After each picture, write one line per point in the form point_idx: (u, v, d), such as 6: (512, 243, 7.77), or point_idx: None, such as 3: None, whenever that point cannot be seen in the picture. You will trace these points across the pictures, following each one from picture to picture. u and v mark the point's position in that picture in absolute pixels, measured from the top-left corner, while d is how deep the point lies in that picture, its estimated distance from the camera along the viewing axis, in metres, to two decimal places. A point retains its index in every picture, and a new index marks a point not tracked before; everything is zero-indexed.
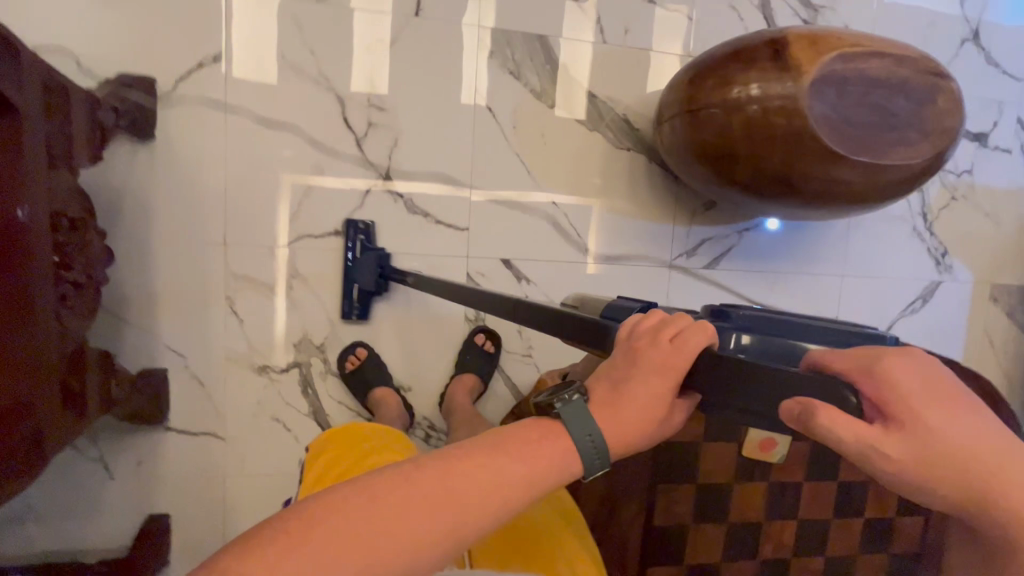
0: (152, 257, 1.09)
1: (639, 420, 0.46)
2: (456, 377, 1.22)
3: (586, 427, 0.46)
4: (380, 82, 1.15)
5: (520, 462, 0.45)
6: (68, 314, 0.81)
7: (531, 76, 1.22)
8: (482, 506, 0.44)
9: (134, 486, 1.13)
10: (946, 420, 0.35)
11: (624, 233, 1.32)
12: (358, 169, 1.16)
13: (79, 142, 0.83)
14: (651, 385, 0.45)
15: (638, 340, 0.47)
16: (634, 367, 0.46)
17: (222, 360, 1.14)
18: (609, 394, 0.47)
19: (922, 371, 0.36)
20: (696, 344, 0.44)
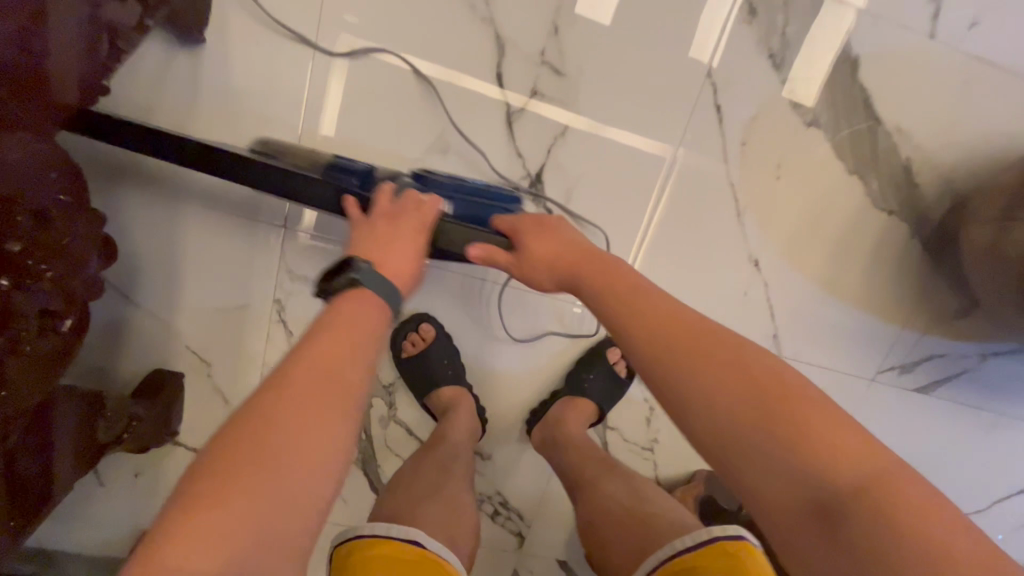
0: (185, 220, 0.76)
1: (409, 269, 0.55)
2: (566, 397, 0.88)
3: (383, 283, 0.50)
4: (566, 27, 0.73)
5: (360, 327, 0.45)
6: (27, 370, 0.48)
7: (798, 67, 0.76)
8: (357, 367, 0.42)
9: (128, 497, 0.88)
10: (541, 243, 0.58)
11: (834, 328, 0.91)
12: (500, 157, 0.76)
13: (63, 60, 0.45)
14: (406, 239, 0.55)
15: (376, 211, 0.57)
16: (391, 232, 0.56)
17: (257, 375, 0.83)
18: (375, 255, 0.53)
19: (532, 216, 0.60)
20: (432, 212, 0.58)
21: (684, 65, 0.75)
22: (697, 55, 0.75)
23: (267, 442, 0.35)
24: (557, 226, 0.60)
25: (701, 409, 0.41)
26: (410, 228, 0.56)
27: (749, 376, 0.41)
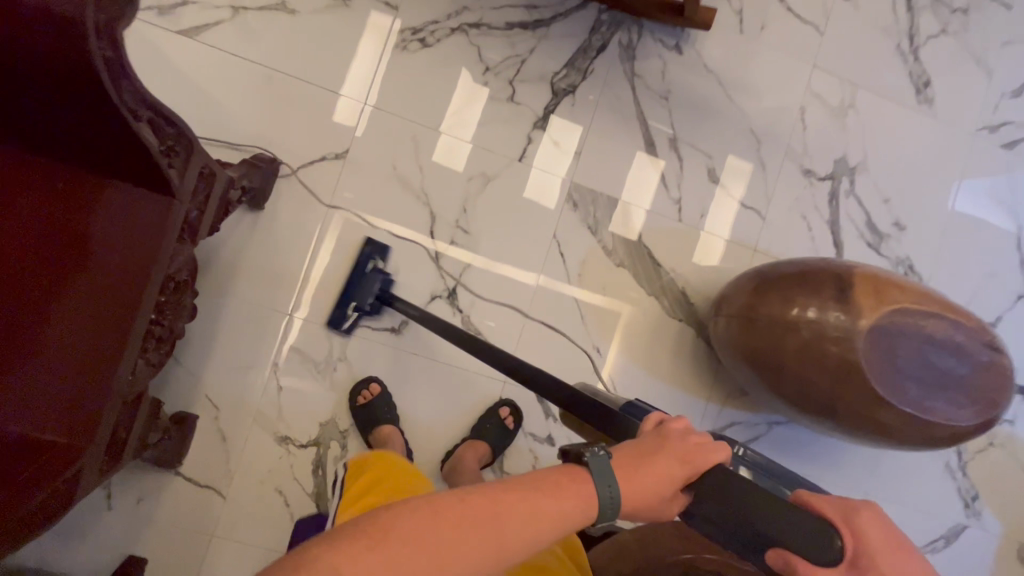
0: (222, 310, 1.18)
1: (651, 501, 0.51)
2: (469, 441, 1.23)
3: (607, 478, 0.51)
4: (471, 208, 1.27)
5: (557, 503, 0.50)
6: (143, 368, 0.88)
7: (607, 233, 1.32)
8: (528, 535, 0.48)
9: (127, 521, 1.14)
10: (901, 571, 0.42)
11: (658, 398, 1.33)
12: (429, 278, 1.25)
13: (210, 216, 0.95)
14: (668, 468, 0.52)
15: (667, 434, 0.55)
16: (659, 448, 0.53)
17: (250, 420, 1.18)
18: (631, 458, 0.53)
19: (883, 526, 0.44)
20: (713, 460, 0.52)
21: (540, 230, 1.29)
22: (547, 224, 1.30)
23: (431, 543, 0.45)
24: (903, 536, 0.45)
25: None
26: (682, 454, 0.52)
27: None
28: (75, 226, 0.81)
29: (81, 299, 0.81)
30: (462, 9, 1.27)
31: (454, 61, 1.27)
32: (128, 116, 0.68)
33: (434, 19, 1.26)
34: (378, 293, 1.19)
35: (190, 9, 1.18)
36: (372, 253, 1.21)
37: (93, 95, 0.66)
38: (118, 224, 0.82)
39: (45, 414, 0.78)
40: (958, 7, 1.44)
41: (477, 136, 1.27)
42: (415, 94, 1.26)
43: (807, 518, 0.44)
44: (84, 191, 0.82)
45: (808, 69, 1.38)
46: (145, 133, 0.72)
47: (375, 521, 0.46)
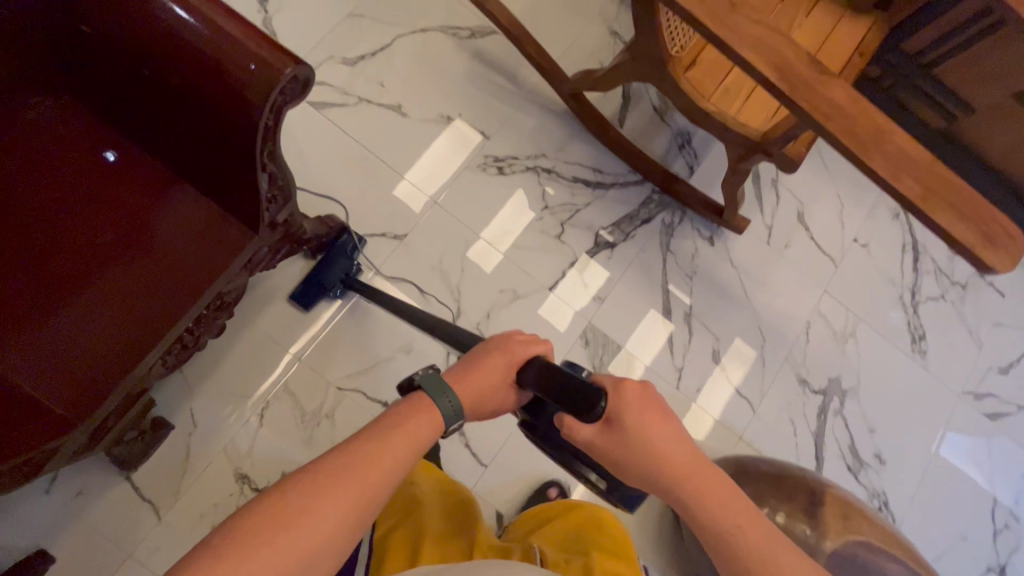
0: (241, 334, 1.25)
1: (492, 397, 0.69)
2: None
3: (444, 392, 0.67)
4: (494, 317, 1.37)
5: (407, 426, 0.63)
6: (158, 367, 0.94)
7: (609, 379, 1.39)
8: (396, 452, 0.61)
9: (56, 511, 1.11)
10: (646, 423, 0.65)
11: None
12: (437, 367, 1.32)
13: (275, 254, 1.06)
14: (497, 366, 0.70)
15: (497, 343, 0.73)
16: (485, 358, 0.71)
17: (220, 447, 1.19)
18: (462, 370, 0.70)
19: (641, 393, 0.66)
20: (528, 355, 0.71)
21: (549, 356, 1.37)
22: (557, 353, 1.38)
23: (317, 497, 0.55)
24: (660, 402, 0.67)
25: (693, 504, 0.64)
26: (504, 362, 0.71)
27: (702, 495, 0.65)
28: (162, 228, 0.92)
29: (139, 291, 0.89)
30: (540, 154, 1.49)
31: (520, 191, 1.46)
32: (257, 165, 0.84)
33: (514, 155, 1.48)
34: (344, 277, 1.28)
35: (323, 88, 1.41)
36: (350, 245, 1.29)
37: (240, 145, 0.81)
38: (189, 236, 0.93)
39: (59, 384, 0.83)
40: (958, 281, 1.63)
41: (520, 257, 1.42)
42: (478, 207, 1.43)
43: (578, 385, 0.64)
44: (183, 205, 0.95)
45: (818, 292, 1.54)
46: (262, 181, 0.87)
47: (238, 524, 0.52)
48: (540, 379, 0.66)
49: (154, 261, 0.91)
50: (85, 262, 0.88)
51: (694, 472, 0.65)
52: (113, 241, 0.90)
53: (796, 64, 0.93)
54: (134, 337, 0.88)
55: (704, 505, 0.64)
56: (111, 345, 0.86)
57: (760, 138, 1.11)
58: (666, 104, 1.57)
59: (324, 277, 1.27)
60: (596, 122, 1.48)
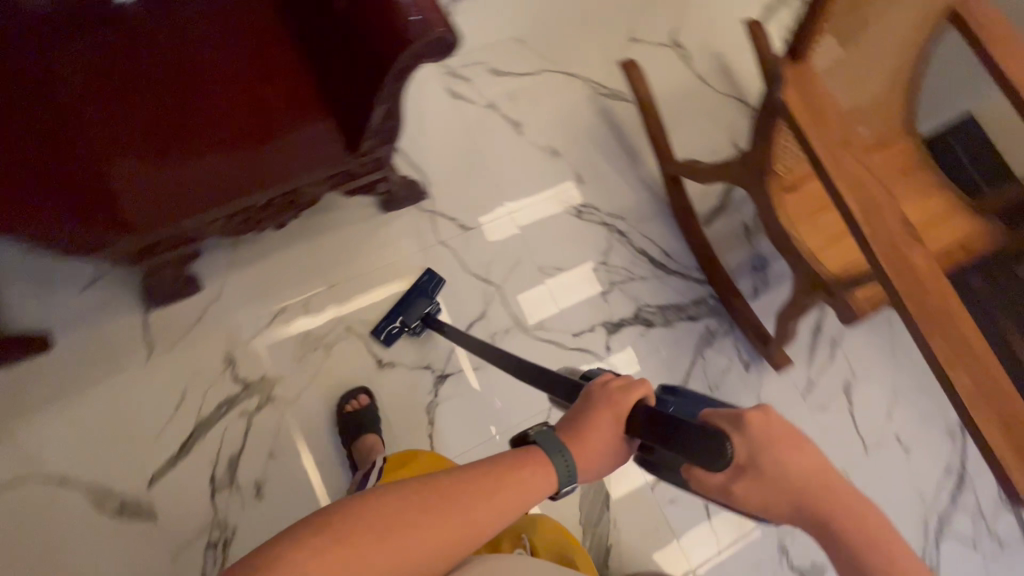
0: (294, 241, 1.36)
1: (603, 456, 0.69)
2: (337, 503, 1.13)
3: (560, 448, 0.67)
4: (511, 334, 1.40)
5: (523, 472, 0.64)
6: (218, 225, 1.06)
7: None
8: (509, 495, 0.62)
9: (79, 310, 1.23)
10: (776, 455, 0.61)
11: None
12: (439, 352, 1.35)
13: (355, 183, 1.17)
14: (610, 422, 0.69)
15: (599, 392, 0.71)
16: (594, 410, 0.70)
17: (227, 326, 1.28)
18: (575, 429, 0.69)
19: (769, 418, 0.62)
20: (640, 398, 0.69)
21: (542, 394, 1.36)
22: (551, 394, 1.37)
23: (428, 515, 0.57)
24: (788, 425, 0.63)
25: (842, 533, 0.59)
26: (616, 414, 0.69)
27: (854, 517, 0.59)
28: (282, 118, 1.04)
29: (237, 158, 1.02)
30: (620, 216, 1.55)
31: (588, 238, 1.51)
32: (378, 97, 0.95)
33: (597, 207, 1.54)
34: (425, 313, 1.33)
35: (465, 84, 1.57)
36: (426, 283, 1.36)
37: (374, 76, 0.93)
38: (300, 134, 1.05)
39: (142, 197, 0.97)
40: (998, 535, 1.45)
41: (560, 295, 1.45)
42: (544, 235, 1.49)
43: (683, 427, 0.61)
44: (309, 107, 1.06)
45: (837, 470, 1.42)
46: (376, 113, 0.98)
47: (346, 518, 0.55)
48: (652, 429, 0.64)
49: (262, 140, 1.03)
50: (204, 131, 1.01)
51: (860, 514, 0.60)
52: (242, 110, 1.03)
53: (888, 219, 0.93)
54: (215, 206, 1.00)
55: (855, 533, 0.59)
56: (195, 205, 1.00)
57: (828, 279, 1.11)
58: (757, 226, 1.58)
59: (408, 311, 1.32)
60: (683, 211, 1.52)
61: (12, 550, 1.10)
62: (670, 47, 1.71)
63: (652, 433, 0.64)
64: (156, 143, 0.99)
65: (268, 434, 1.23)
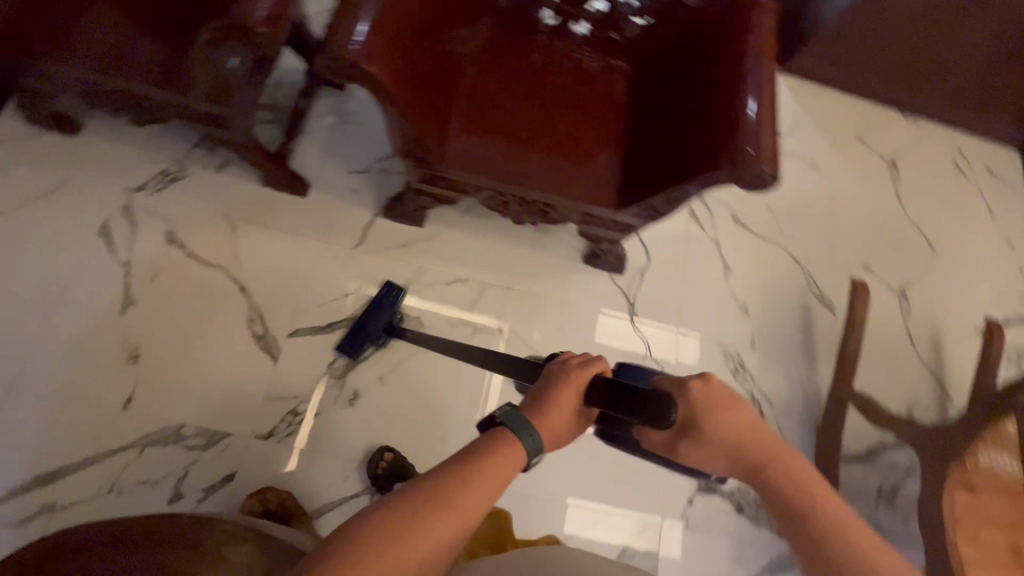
0: (508, 236, 1.52)
1: (564, 428, 0.77)
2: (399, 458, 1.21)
3: (531, 426, 0.73)
4: None
5: (502, 461, 0.69)
6: (488, 196, 1.22)
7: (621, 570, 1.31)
8: (490, 484, 0.66)
9: (339, 181, 1.47)
10: (723, 417, 0.73)
11: None
12: None
13: (595, 230, 1.30)
14: (571, 399, 0.78)
15: (559, 370, 0.80)
16: (556, 387, 0.78)
17: (420, 262, 1.45)
18: (540, 403, 0.77)
19: (715, 386, 0.74)
20: (592, 372, 0.79)
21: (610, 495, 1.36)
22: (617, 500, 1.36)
23: (419, 523, 0.60)
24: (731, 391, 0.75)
25: (795, 500, 0.69)
26: (573, 392, 0.78)
27: (806, 492, 0.69)
28: (589, 155, 1.21)
29: (541, 161, 1.19)
30: (769, 399, 1.54)
31: None
32: (678, 187, 1.08)
33: (753, 377, 1.55)
34: (388, 324, 1.31)
35: (707, 210, 1.71)
36: (387, 295, 1.33)
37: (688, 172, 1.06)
38: (592, 173, 1.21)
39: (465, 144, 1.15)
40: None
41: None
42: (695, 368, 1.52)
43: (631, 395, 0.72)
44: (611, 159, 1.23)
45: None
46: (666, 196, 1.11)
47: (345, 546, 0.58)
48: (608, 392, 0.75)
49: (566, 160, 1.20)
50: (518, 125, 1.20)
51: (805, 486, 0.70)
52: (567, 132, 1.22)
53: None
54: (495, 181, 1.17)
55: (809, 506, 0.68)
56: (483, 171, 1.17)
57: None
58: (894, 496, 1.48)
59: (371, 325, 1.30)
60: (831, 435, 1.47)
61: (175, 309, 1.28)
62: (895, 292, 1.73)
63: (608, 402, 0.74)
64: (481, 117, 1.20)
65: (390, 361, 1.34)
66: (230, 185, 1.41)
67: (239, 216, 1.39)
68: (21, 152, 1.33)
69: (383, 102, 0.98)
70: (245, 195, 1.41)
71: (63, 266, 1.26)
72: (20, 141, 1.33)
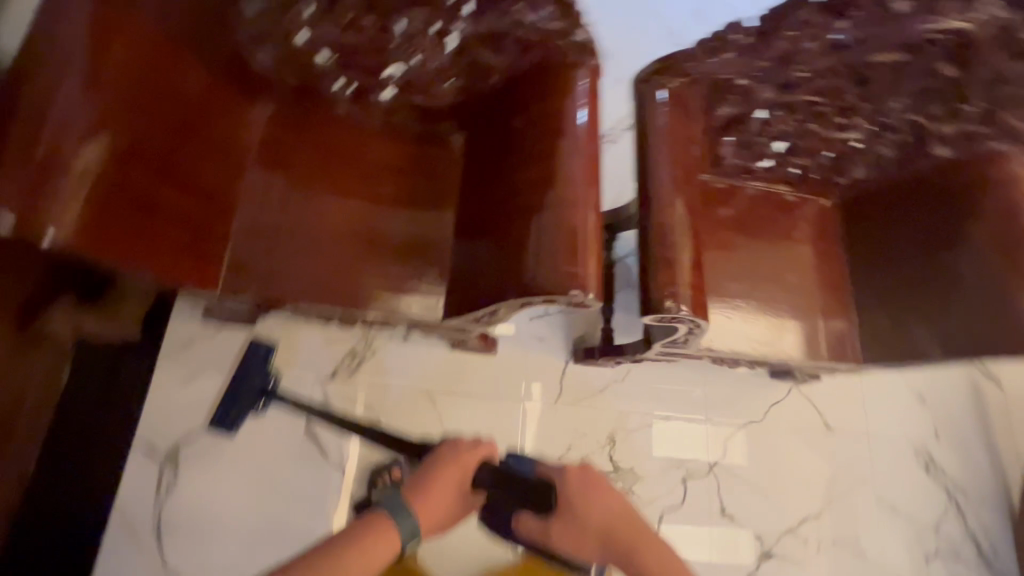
0: (696, 363, 1.46)
1: (446, 511, 0.78)
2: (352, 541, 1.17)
3: (406, 511, 0.72)
4: (836, 550, 1.40)
5: (382, 541, 0.69)
6: (726, 361, 1.16)
7: None
8: (367, 552, 0.67)
9: (524, 333, 1.39)
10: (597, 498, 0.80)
11: None
12: (768, 527, 1.38)
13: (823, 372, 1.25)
14: (454, 477, 0.79)
15: (446, 452, 0.82)
16: (445, 463, 0.80)
17: (622, 409, 1.39)
18: (421, 486, 0.77)
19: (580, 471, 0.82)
20: (479, 449, 0.83)
21: None
22: None
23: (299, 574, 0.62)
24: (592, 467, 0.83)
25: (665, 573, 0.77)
26: (459, 468, 0.80)
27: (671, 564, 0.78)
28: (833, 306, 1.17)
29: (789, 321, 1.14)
30: (970, 492, 1.51)
31: (931, 495, 1.49)
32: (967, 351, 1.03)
33: (949, 471, 1.52)
34: (263, 388, 1.16)
35: None
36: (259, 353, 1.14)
37: None
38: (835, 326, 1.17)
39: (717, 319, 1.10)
40: None
41: (885, 533, 1.44)
42: (894, 473, 1.49)
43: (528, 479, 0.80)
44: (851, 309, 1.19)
45: None
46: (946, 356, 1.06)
47: None
48: (493, 478, 0.80)
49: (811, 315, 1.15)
50: (755, 283, 1.14)
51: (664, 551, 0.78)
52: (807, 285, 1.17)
53: None
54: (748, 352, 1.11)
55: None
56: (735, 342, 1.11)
57: None
58: None
59: (241, 391, 1.15)
60: None
61: None
62: None
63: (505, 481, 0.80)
64: (718, 286, 1.13)
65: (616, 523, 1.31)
66: (421, 355, 1.33)
67: (435, 389, 1.31)
68: (202, 354, 1.22)
69: (686, 321, 0.91)
70: (434, 362, 1.33)
71: (281, 476, 1.18)
72: (202, 342, 1.23)
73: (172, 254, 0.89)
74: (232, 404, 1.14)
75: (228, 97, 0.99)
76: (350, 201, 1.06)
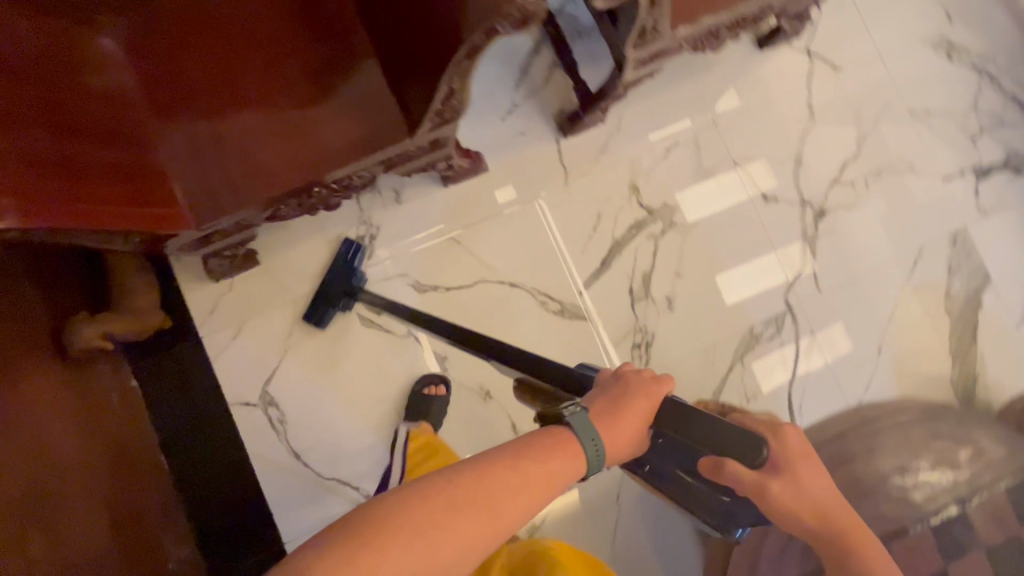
0: (681, 77, 1.38)
1: (632, 446, 0.62)
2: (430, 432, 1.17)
3: (591, 433, 0.59)
4: (885, 175, 1.39)
5: (557, 461, 0.57)
6: (702, 38, 1.07)
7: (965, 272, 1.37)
8: (531, 495, 0.54)
9: (504, 136, 1.32)
10: None
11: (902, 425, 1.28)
12: (814, 187, 1.38)
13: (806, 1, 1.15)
14: (640, 416, 0.62)
15: (627, 382, 0.64)
16: (625, 393, 0.63)
17: (631, 156, 1.34)
18: (605, 413, 0.62)
19: None
20: (665, 392, 0.63)
21: (921, 229, 1.38)
22: (933, 232, 1.38)
23: (454, 509, 0.51)
24: None
25: None
26: (643, 405, 0.62)
27: None
28: None
29: None
30: (996, 55, 1.43)
31: (960, 79, 1.42)
32: None
33: (970, 45, 1.43)
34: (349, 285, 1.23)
35: None
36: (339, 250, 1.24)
37: None
38: None
39: None
40: None
41: (928, 136, 1.41)
42: (917, 77, 1.42)
43: None
44: None
45: None
46: None
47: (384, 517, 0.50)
48: None
49: None
50: None
51: None
52: None
53: None
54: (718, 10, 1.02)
55: None
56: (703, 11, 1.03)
57: None
58: None
59: (331, 287, 1.23)
60: None
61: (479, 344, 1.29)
62: None
63: None
64: None
65: (676, 259, 1.34)
66: (420, 206, 1.29)
67: (451, 231, 1.30)
68: (233, 309, 1.24)
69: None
70: (435, 207, 1.30)
71: (365, 366, 1.26)
72: (226, 300, 1.24)
73: (125, 194, 0.86)
74: (323, 300, 1.23)
75: (63, 27, 0.89)
76: (258, 74, 0.98)
